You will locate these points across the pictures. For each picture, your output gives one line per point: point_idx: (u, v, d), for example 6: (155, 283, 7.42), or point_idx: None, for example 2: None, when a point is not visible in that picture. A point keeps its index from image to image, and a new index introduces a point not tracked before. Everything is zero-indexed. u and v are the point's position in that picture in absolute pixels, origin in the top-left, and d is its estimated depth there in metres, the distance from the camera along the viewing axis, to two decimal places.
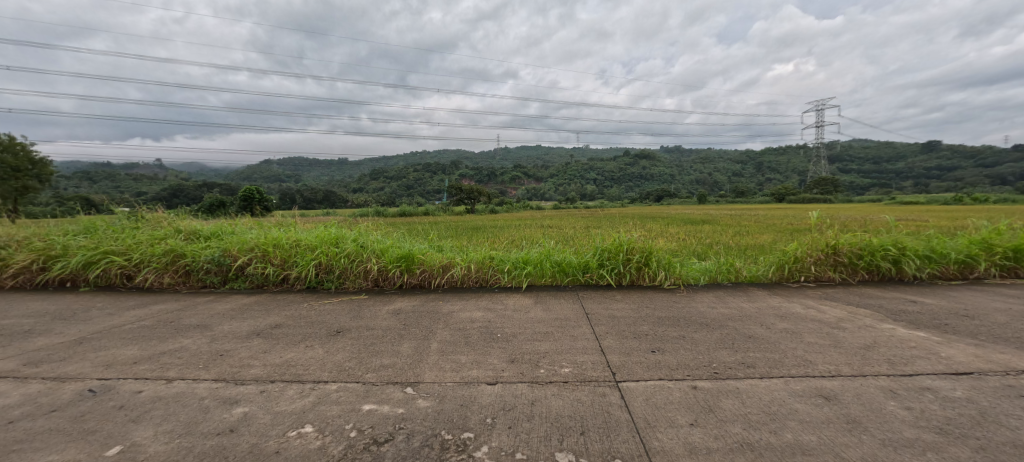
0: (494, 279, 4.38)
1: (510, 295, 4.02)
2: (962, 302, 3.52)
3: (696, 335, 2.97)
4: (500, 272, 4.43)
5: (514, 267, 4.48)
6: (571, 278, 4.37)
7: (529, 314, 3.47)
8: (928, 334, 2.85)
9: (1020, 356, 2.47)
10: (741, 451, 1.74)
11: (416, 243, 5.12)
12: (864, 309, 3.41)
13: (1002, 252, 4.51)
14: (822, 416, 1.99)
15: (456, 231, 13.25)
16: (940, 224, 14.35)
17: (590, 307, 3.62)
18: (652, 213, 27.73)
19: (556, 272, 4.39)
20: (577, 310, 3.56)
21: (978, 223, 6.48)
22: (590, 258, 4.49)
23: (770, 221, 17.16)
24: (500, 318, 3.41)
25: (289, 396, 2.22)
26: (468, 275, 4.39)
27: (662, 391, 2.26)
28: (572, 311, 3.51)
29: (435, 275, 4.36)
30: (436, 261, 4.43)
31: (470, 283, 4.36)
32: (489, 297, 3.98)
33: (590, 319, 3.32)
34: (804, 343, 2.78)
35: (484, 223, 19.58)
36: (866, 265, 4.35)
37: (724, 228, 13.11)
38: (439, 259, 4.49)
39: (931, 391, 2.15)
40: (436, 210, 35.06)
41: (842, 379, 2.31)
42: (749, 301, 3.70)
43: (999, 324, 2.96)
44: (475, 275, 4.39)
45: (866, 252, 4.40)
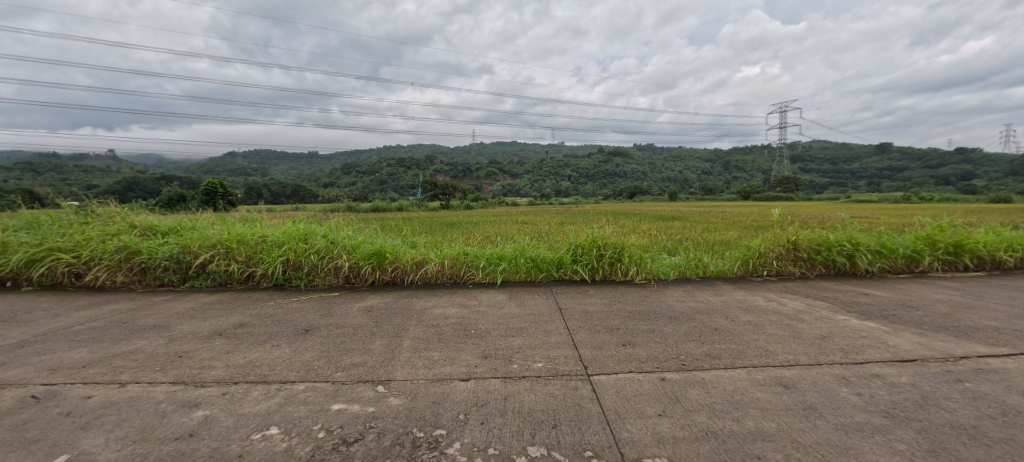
0: (469, 275, 4.34)
1: (484, 291, 3.99)
2: (908, 294, 3.76)
3: (666, 328, 3.03)
4: (474, 268, 4.40)
5: (488, 263, 4.46)
6: (545, 274, 4.38)
7: (502, 309, 3.46)
8: (877, 324, 3.03)
9: (961, 344, 2.65)
10: (706, 441, 1.83)
11: (388, 238, 5.04)
12: (821, 302, 3.58)
13: (944, 247, 4.83)
14: (780, 404, 2.10)
15: (427, 228, 12.09)
16: (887, 221, 15.14)
17: (563, 302, 3.63)
18: (624, 210, 28.27)
19: (530, 268, 4.41)
20: (551, 305, 3.57)
21: (923, 219, 6.91)
22: (564, 253, 4.53)
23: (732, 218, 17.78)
24: (474, 313, 3.38)
25: (254, 397, 2.14)
26: (442, 271, 4.33)
27: (631, 384, 2.32)
28: (545, 306, 3.52)
29: (408, 272, 4.27)
30: (409, 257, 4.35)
31: (444, 279, 4.31)
32: (462, 293, 3.95)
33: (564, 314, 3.34)
34: (767, 335, 2.89)
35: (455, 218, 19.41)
36: (823, 259, 4.58)
37: (691, 224, 13.55)
38: (413, 255, 4.42)
39: (880, 378, 2.29)
40: (408, 206, 34.54)
41: (800, 368, 2.42)
42: (718, 295, 3.80)
43: (941, 314, 3.18)
44: (449, 271, 4.35)
45: (823, 247, 4.62)
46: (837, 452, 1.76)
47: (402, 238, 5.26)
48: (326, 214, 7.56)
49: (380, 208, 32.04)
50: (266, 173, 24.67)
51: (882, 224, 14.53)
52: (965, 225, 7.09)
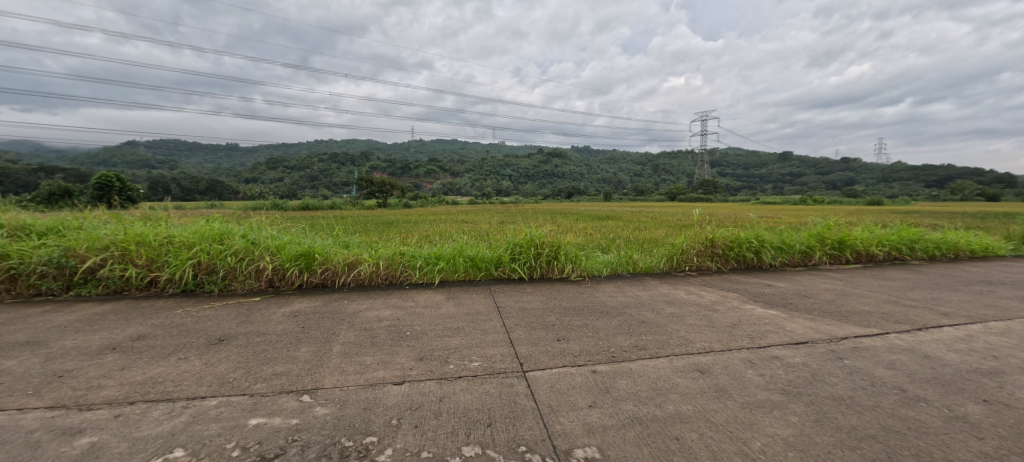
0: (405, 275, 4.22)
1: (421, 292, 3.90)
2: (803, 285, 4.28)
3: (597, 322, 3.17)
4: (411, 268, 4.29)
5: (426, 263, 4.37)
6: (484, 272, 4.39)
7: (440, 309, 3.41)
8: (778, 312, 3.41)
9: (841, 326, 3.07)
10: (632, 427, 1.93)
11: (319, 238, 4.75)
12: (733, 293, 3.96)
13: (831, 243, 5.57)
14: (697, 388, 2.29)
15: (362, 226, 11.56)
16: (786, 221, 17.20)
17: (501, 301, 3.66)
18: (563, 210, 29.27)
19: (469, 267, 4.40)
20: (489, 303, 3.58)
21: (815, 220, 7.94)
22: (502, 252, 4.57)
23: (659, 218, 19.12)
24: (410, 314, 3.28)
25: (155, 418, 1.89)
26: (377, 272, 4.17)
27: (565, 377, 2.39)
28: (483, 305, 3.52)
29: (339, 273, 4.05)
30: (340, 258, 4.13)
31: (379, 280, 4.15)
32: (398, 294, 3.83)
33: (502, 312, 3.36)
34: (687, 325, 3.13)
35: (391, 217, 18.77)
36: (735, 255, 5.07)
37: (623, 223, 14.38)
38: (345, 256, 4.20)
39: (779, 359, 2.57)
40: (344, 204, 32.83)
41: (714, 354, 2.65)
42: (646, 290, 4.05)
43: (827, 301, 3.66)
44: (385, 272, 4.20)
45: (735, 244, 5.11)
46: (744, 428, 1.95)
47: (334, 238, 4.98)
48: (248, 213, 6.93)
49: (311, 206, 30.16)
50: (178, 167, 22.05)
51: (782, 223, 16.50)
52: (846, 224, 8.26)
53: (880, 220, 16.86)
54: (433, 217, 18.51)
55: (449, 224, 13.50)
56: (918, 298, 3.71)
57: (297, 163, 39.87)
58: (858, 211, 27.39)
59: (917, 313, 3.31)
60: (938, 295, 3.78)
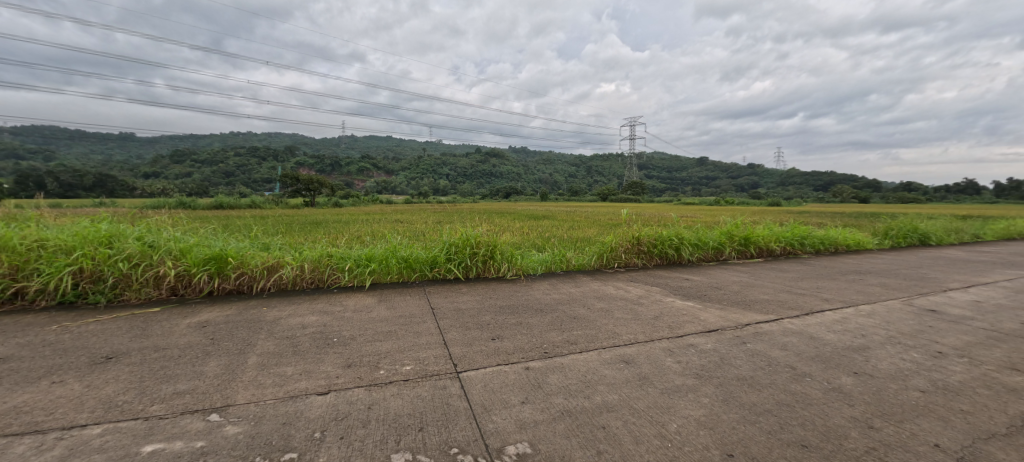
0: (334, 279, 4.00)
1: (351, 295, 3.72)
2: (715, 278, 4.74)
3: (531, 320, 3.25)
4: (340, 271, 4.08)
5: (356, 265, 4.18)
6: (418, 273, 4.30)
7: (370, 313, 3.27)
8: (694, 303, 3.73)
9: (745, 314, 3.44)
10: (562, 420, 2.00)
11: (233, 240, 4.34)
12: (656, 287, 4.27)
13: (738, 240, 6.23)
14: (622, 377, 2.43)
15: (286, 227, 10.72)
16: (702, 220, 18.96)
17: (437, 302, 3.61)
18: (501, 210, 29.51)
19: (403, 268, 4.28)
20: (424, 305, 3.50)
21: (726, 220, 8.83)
22: (438, 252, 4.51)
23: (593, 217, 20.08)
24: (338, 320, 3.11)
25: (16, 455, 1.60)
26: (301, 276, 3.91)
27: (498, 376, 2.41)
28: (417, 307, 3.44)
29: (258, 278, 3.74)
30: (258, 261, 3.81)
31: (304, 284, 3.89)
32: (325, 298, 3.61)
33: (436, 314, 3.31)
34: (615, 319, 3.31)
35: (319, 217, 17.63)
36: (658, 252, 5.48)
37: (559, 222, 14.88)
38: (264, 259, 3.88)
39: (694, 346, 2.82)
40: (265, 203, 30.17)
41: (638, 345, 2.83)
42: (578, 287, 4.22)
43: (735, 292, 4.08)
44: (310, 275, 3.95)
45: (658, 242, 5.53)
46: (663, 412, 2.11)
47: (251, 240, 4.58)
48: (146, 213, 6.09)
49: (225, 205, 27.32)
50: (55, 158, 18.76)
51: (700, 222, 18.08)
52: (751, 223, 9.29)
53: (779, 220, 19.17)
54: (368, 217, 17.64)
55: (383, 224, 12.95)
56: (805, 286, 4.28)
57: (209, 157, 35.01)
58: (764, 211, 30.88)
59: (805, 299, 3.81)
60: (821, 284, 4.39)
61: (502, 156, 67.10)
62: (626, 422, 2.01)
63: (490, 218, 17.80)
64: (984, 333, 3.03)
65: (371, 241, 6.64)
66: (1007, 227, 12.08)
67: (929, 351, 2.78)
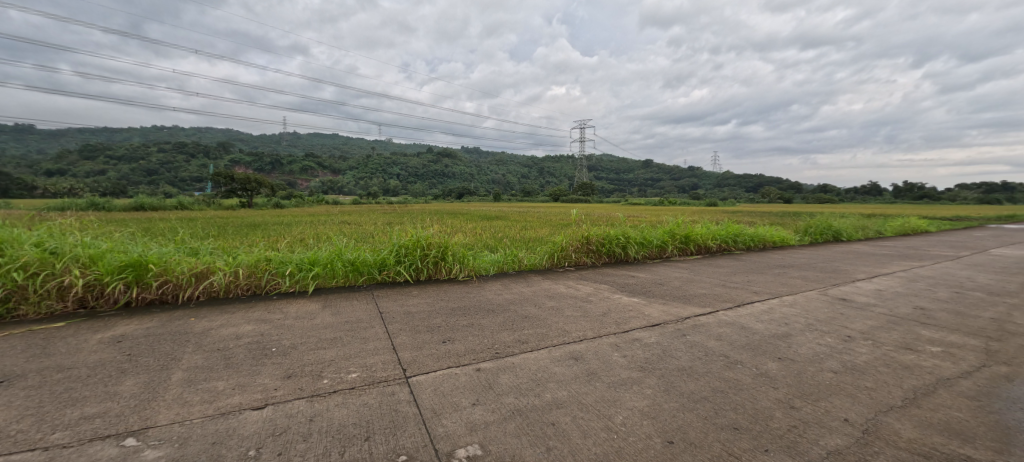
0: (273, 284, 3.77)
1: (293, 301, 3.52)
2: (658, 274, 5.01)
3: (483, 321, 3.25)
4: (280, 276, 3.85)
5: (298, 269, 3.97)
6: (366, 277, 4.17)
7: (313, 320, 3.12)
8: (639, 299, 3.91)
9: (685, 307, 3.66)
10: (512, 419, 2.02)
11: (156, 245, 3.96)
12: (604, 285, 4.43)
13: (680, 238, 6.62)
14: (572, 374, 2.49)
15: (218, 231, 9.92)
16: (647, 220, 20.02)
17: (386, 306, 3.51)
18: (455, 211, 29.25)
19: (349, 272, 4.13)
20: (372, 310, 3.39)
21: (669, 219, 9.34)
22: (387, 255, 4.39)
23: (546, 217, 20.52)
24: (277, 328, 2.93)
25: None
26: (236, 282, 3.64)
27: (449, 379, 2.38)
28: (365, 312, 3.33)
29: (184, 286, 3.44)
30: (185, 268, 3.51)
31: (239, 291, 3.63)
32: (263, 306, 3.39)
33: (385, 318, 3.22)
34: (565, 317, 3.40)
35: (258, 219, 16.51)
36: (606, 250, 5.70)
37: (512, 223, 15.04)
38: (192, 265, 3.58)
39: (639, 341, 2.95)
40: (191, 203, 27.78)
41: (586, 341, 2.92)
42: (529, 286, 4.29)
43: (676, 287, 4.34)
44: (246, 281, 3.69)
45: (606, 241, 5.75)
46: (609, 405, 2.19)
47: (177, 245, 4.20)
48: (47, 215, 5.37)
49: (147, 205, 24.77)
50: None
51: (645, 221, 18.97)
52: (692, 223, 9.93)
53: (716, 219, 20.60)
54: (312, 219, 16.72)
55: (330, 226, 12.35)
56: (738, 280, 4.63)
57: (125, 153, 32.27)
58: (706, 211, 33.12)
59: (737, 293, 4.12)
60: (752, 278, 4.77)
61: (453, 152, 68.73)
62: (574, 417, 2.06)
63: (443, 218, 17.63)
64: (885, 318, 3.44)
65: (317, 245, 6.32)
66: (901, 223, 13.85)
67: (840, 335, 3.11)
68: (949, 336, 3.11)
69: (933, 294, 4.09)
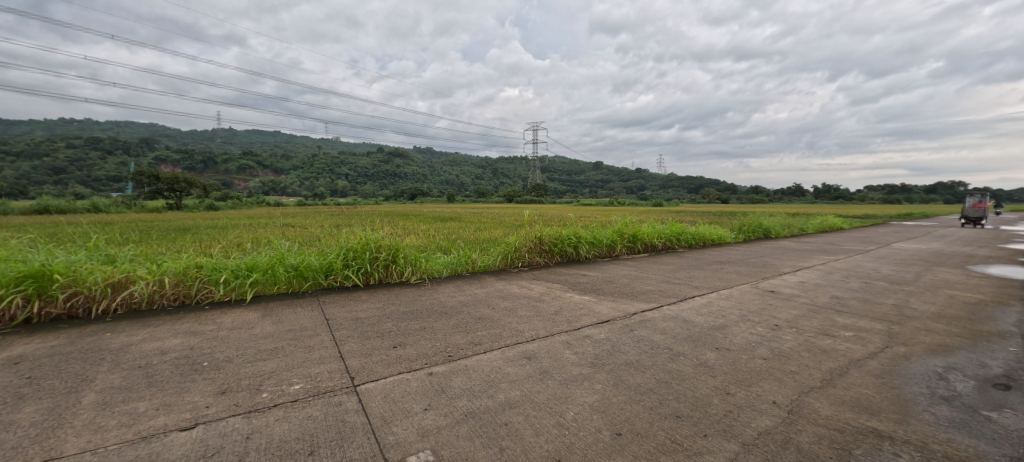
0: (205, 293, 3.50)
1: (229, 311, 3.29)
2: (607, 272, 5.21)
3: (435, 324, 3.21)
4: (213, 284, 3.58)
5: (234, 276, 3.71)
6: (311, 282, 3.98)
7: (252, 330, 2.92)
8: (590, 297, 4.05)
9: (633, 303, 3.83)
10: (465, 423, 2.00)
11: (62, 253, 3.53)
12: (557, 284, 4.54)
13: (628, 237, 6.93)
14: (525, 373, 2.53)
15: (139, 236, 9.01)
16: (598, 220, 20.79)
17: (333, 312, 3.36)
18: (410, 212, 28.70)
19: (292, 278, 3.92)
20: (317, 317, 3.24)
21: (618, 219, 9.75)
22: (334, 258, 4.22)
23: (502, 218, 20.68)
24: (209, 340, 2.72)
25: None
26: (161, 292, 3.34)
27: (400, 385, 2.33)
28: (310, 319, 3.17)
29: (98, 298, 3.10)
30: (99, 278, 3.16)
31: (165, 302, 3.33)
32: (193, 317, 3.13)
33: (331, 325, 3.08)
34: (518, 317, 3.44)
35: (189, 222, 15.19)
36: (559, 250, 5.85)
37: (467, 224, 15.00)
38: (107, 275, 3.23)
39: (589, 337, 3.05)
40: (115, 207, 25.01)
41: (539, 340, 2.97)
42: (483, 287, 4.30)
43: (624, 284, 4.53)
44: (173, 291, 3.40)
45: (558, 241, 5.90)
46: (561, 402, 2.24)
47: (90, 253, 3.78)
48: None
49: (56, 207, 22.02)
50: None
51: (597, 221, 19.68)
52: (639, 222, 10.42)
53: (663, 218, 21.70)
54: (252, 222, 15.65)
55: (272, 229, 11.60)
56: (681, 276, 4.92)
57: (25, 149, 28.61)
58: (655, 211, 34.90)
59: (680, 288, 4.38)
60: (693, 274, 5.09)
61: (406, 151, 67.84)
62: (526, 416, 2.08)
63: (396, 220, 17.23)
64: (807, 307, 3.81)
65: (258, 250, 5.93)
66: (820, 221, 15.43)
67: (769, 324, 3.40)
68: (859, 321, 3.49)
69: (846, 284, 4.58)
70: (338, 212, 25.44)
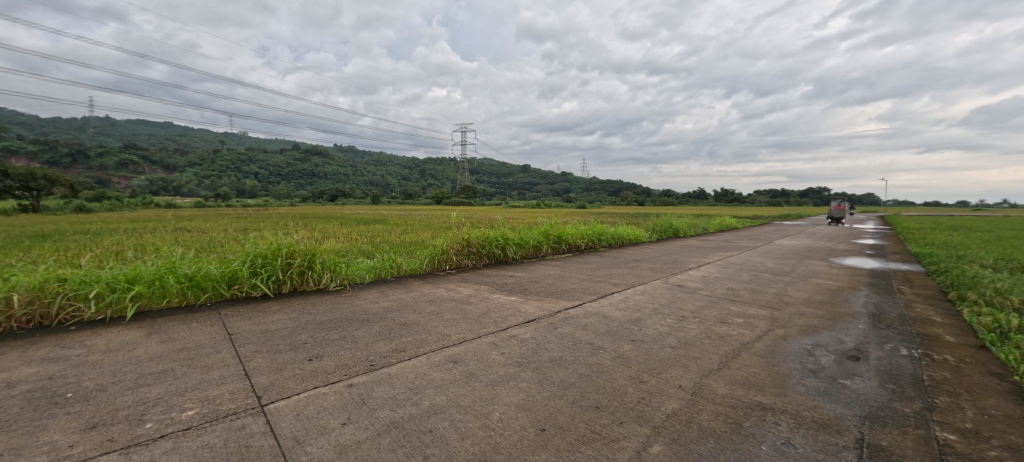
0: (70, 312, 3.00)
1: (105, 330, 2.84)
2: (533, 272, 5.39)
3: (356, 332, 3.08)
4: (81, 301, 3.07)
5: (110, 290, 3.22)
6: (210, 293, 3.59)
7: (132, 351, 2.55)
8: (516, 297, 4.15)
9: (557, 302, 4.00)
10: (387, 434, 1.93)
11: None
12: (484, 286, 4.59)
13: (553, 238, 7.24)
14: (451, 377, 2.52)
15: None
16: (527, 221, 21.44)
17: (238, 326, 3.06)
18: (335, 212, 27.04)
19: (187, 289, 3.50)
20: (218, 332, 2.92)
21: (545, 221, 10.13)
22: (238, 266, 3.86)
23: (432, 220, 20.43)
24: (74, 367, 2.32)
25: None
26: (7, 313, 2.79)
27: (315, 400, 2.18)
28: (209, 336, 2.85)
29: None
30: None
31: (13, 324, 2.79)
32: (55, 340, 2.65)
33: (235, 341, 2.80)
34: (444, 320, 3.42)
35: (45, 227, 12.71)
36: (487, 252, 5.93)
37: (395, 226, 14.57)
38: None
39: (515, 337, 3.13)
40: None
41: (465, 343, 2.98)
42: (409, 292, 4.20)
43: (549, 283, 4.72)
44: (25, 310, 2.85)
45: (486, 242, 5.98)
46: (487, 404, 2.27)
47: None
48: None
49: None
50: None
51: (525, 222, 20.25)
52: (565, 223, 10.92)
53: (590, 219, 22.90)
54: (137, 226, 13.55)
55: (162, 234, 10.15)
56: (602, 274, 5.26)
57: None
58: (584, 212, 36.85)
59: (601, 286, 4.66)
60: (613, 271, 5.45)
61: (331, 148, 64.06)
62: (451, 421, 2.07)
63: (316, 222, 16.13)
64: (708, 298, 4.27)
65: (143, 258, 5.16)
66: (719, 221, 17.49)
67: (677, 315, 3.75)
68: (749, 309, 4.00)
69: (738, 277, 5.23)
70: (251, 213, 23.05)
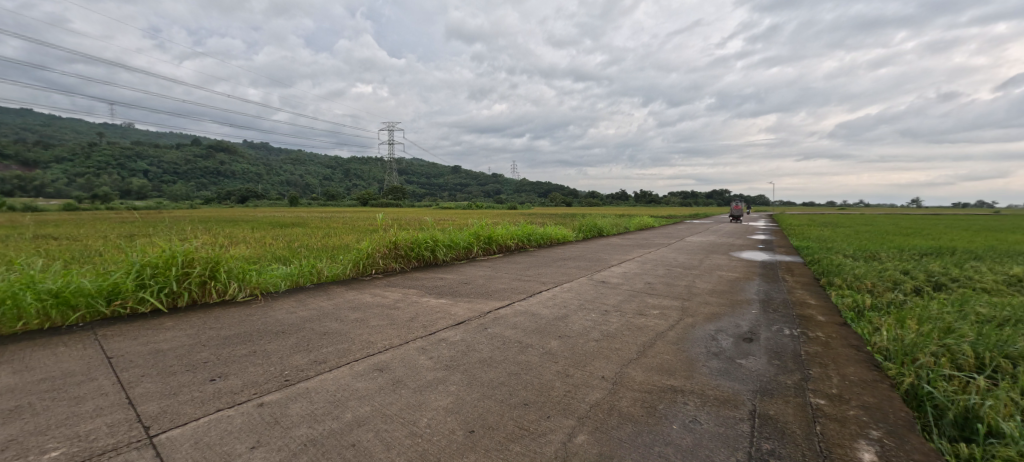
0: None
1: None
2: (463, 273, 5.41)
3: (269, 346, 2.86)
4: None
5: None
6: (82, 312, 3.10)
7: None
8: (446, 299, 4.13)
9: (487, 302, 4.06)
10: (303, 452, 1.83)
11: None
12: (413, 289, 4.51)
13: (483, 239, 7.30)
14: (376, 386, 2.45)
15: None
16: (459, 222, 21.36)
17: (122, 347, 2.68)
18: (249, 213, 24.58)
19: (50, 308, 2.98)
20: (95, 357, 2.54)
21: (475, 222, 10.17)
22: (120, 279, 3.38)
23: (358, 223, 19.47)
24: None
25: None
26: None
27: (219, 425, 2.00)
28: (81, 362, 2.46)
29: None
30: None
31: None
32: None
33: (116, 365, 2.45)
34: (369, 327, 3.30)
35: None
36: (416, 254, 5.82)
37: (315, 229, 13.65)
38: None
39: (444, 340, 3.12)
40: None
41: (392, 350, 2.91)
42: (331, 299, 3.99)
43: (478, 285, 4.77)
44: None
45: (415, 245, 5.88)
46: (415, 410, 2.24)
47: None
48: None
49: None
50: None
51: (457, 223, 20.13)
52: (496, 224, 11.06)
53: (522, 219, 23.41)
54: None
55: (12, 244, 8.40)
56: (531, 273, 5.42)
57: None
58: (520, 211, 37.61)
59: (529, 285, 4.80)
60: (541, 270, 5.65)
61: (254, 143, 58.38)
62: (376, 432, 2.02)
63: (220, 227, 14.50)
64: (628, 293, 4.60)
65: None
66: (639, 220, 18.93)
67: (600, 310, 4.00)
68: (663, 301, 4.38)
69: (655, 272, 5.70)
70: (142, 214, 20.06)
